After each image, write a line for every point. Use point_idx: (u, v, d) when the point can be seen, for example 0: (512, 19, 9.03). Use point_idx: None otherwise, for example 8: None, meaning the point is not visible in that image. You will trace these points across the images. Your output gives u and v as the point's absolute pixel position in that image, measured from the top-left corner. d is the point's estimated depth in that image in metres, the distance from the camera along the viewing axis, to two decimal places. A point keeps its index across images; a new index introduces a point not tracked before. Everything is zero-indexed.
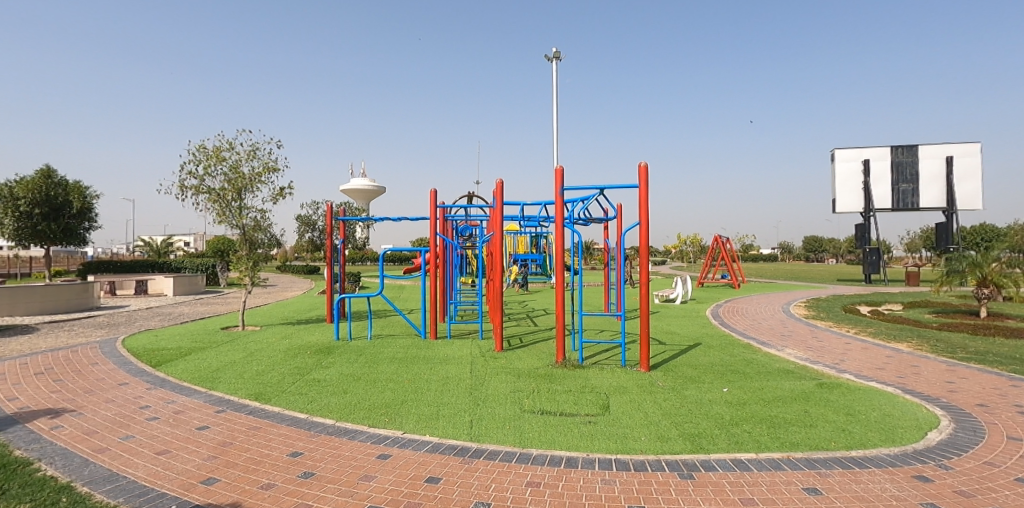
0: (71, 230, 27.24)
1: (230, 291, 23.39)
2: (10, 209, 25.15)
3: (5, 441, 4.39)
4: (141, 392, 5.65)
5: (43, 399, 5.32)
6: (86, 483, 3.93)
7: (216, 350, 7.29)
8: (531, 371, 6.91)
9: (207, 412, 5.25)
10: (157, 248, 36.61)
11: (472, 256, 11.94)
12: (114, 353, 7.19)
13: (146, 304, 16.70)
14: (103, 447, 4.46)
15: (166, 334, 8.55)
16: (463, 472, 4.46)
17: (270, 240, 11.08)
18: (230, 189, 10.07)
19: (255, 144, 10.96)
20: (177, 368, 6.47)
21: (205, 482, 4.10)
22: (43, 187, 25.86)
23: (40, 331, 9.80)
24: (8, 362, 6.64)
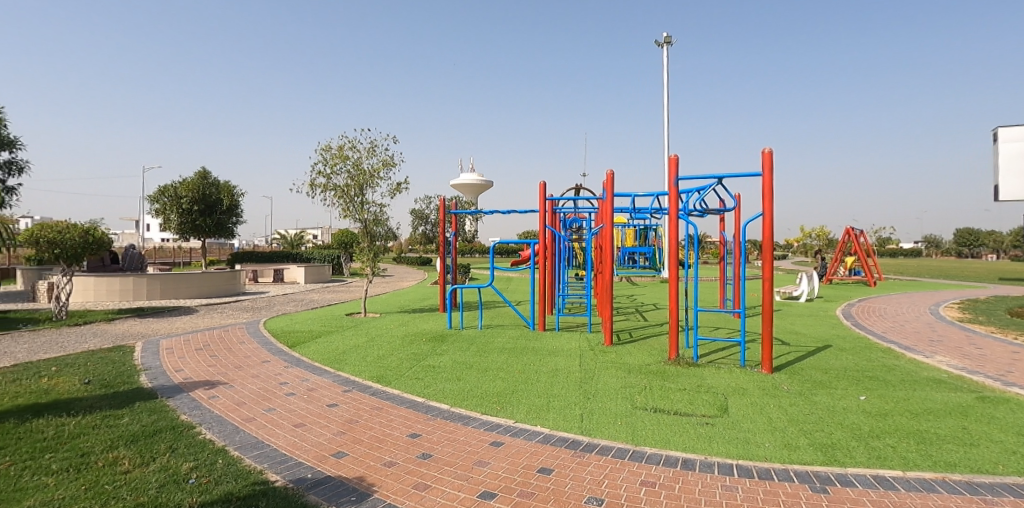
0: (221, 224, 30.82)
1: (353, 280, 25.25)
2: (174, 205, 28.98)
3: (173, 406, 5.02)
4: (280, 370, 6.19)
5: (202, 372, 6.02)
6: (238, 447, 4.43)
7: (343, 334, 7.84)
8: (642, 367, 6.67)
9: (336, 391, 5.64)
10: (292, 240, 40.69)
11: (579, 248, 11.79)
12: (258, 334, 7.99)
13: (283, 290, 18.48)
14: (251, 417, 4.95)
15: (300, 318, 9.40)
16: (575, 466, 4.39)
17: (388, 233, 11.69)
18: (353, 185, 10.80)
19: (375, 142, 11.65)
20: (310, 349, 7.05)
21: (336, 455, 4.46)
22: (198, 186, 29.49)
23: (199, 312, 11.19)
24: (176, 338, 7.64)
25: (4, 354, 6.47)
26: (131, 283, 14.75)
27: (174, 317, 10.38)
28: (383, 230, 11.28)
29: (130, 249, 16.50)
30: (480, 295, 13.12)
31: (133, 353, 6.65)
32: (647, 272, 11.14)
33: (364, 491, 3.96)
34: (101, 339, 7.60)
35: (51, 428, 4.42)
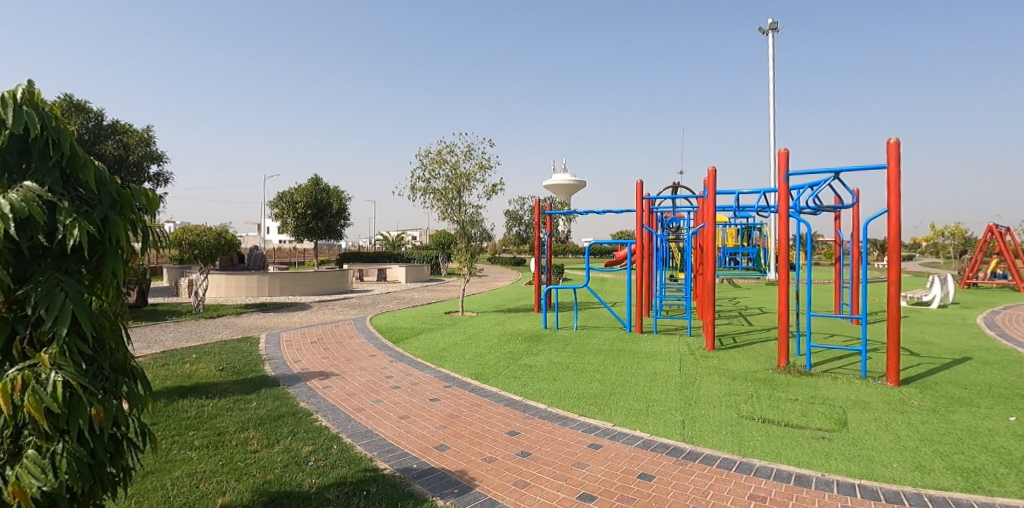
0: (331, 227, 33.14)
1: (449, 280, 26.14)
2: (292, 210, 31.54)
3: (294, 394, 5.44)
4: (386, 364, 6.53)
5: (317, 363, 6.50)
6: (350, 435, 4.72)
7: (443, 332, 8.13)
8: (747, 374, 6.30)
9: (437, 386, 5.84)
10: (393, 241, 43.02)
11: (677, 249, 11.38)
12: (365, 329, 8.50)
13: (386, 289, 19.53)
14: (361, 407, 5.25)
15: (402, 315, 9.89)
16: (677, 474, 4.22)
17: (483, 235, 11.98)
18: (451, 188, 11.20)
19: (472, 146, 12.00)
20: (412, 345, 7.38)
21: (439, 448, 4.62)
22: (312, 192, 31.93)
23: (313, 308, 12.14)
24: (296, 331, 8.33)
25: (158, 341, 7.42)
26: (255, 281, 16.23)
27: (292, 312, 11.34)
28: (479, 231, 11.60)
29: (254, 250, 18.17)
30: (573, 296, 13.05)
31: (259, 344, 7.33)
32: (751, 274, 10.51)
33: (465, 485, 4.06)
34: (234, 330, 8.47)
35: (194, 408, 4.96)
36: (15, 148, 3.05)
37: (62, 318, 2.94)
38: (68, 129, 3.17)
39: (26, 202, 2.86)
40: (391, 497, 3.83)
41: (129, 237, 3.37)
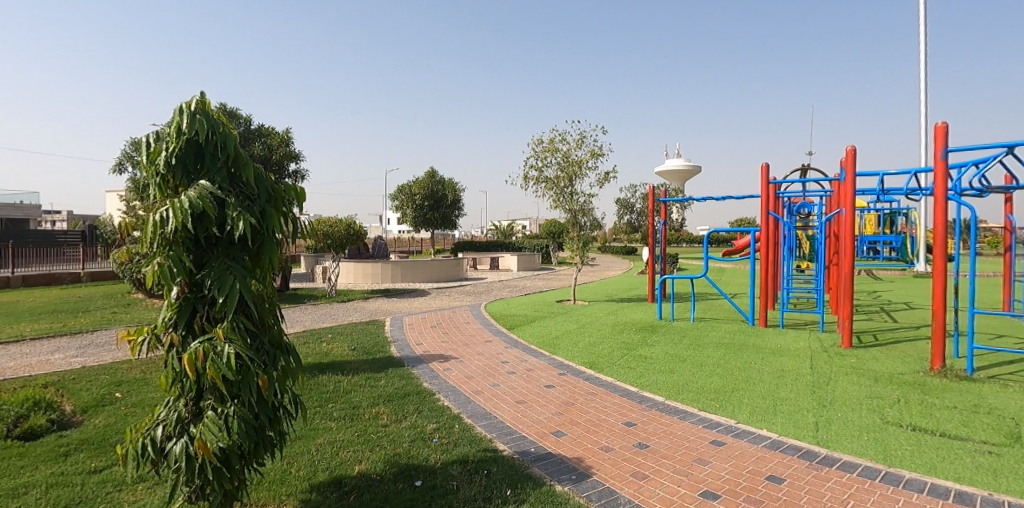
0: (446, 217, 34.44)
1: (559, 268, 26.24)
2: (410, 202, 33.43)
3: (418, 374, 5.79)
4: (502, 349, 6.75)
5: (437, 346, 6.87)
6: (471, 416, 4.94)
7: (556, 320, 8.23)
8: (892, 376, 5.68)
9: (552, 373, 5.94)
10: (505, 231, 44.10)
11: (807, 237, 10.50)
12: (481, 316, 8.84)
13: (497, 277, 20.08)
14: (479, 389, 5.48)
15: (515, 303, 10.16)
16: (811, 479, 3.91)
17: (594, 223, 11.92)
18: (563, 177, 11.30)
19: (583, 134, 11.97)
20: (526, 332, 7.57)
21: (555, 434, 4.69)
22: (428, 184, 33.37)
23: (432, 294, 12.87)
24: (418, 315, 8.89)
25: (302, 321, 8.29)
26: (379, 268, 17.34)
27: (412, 298, 12.12)
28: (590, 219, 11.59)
29: (378, 240, 19.38)
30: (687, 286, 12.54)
31: (386, 327, 7.93)
32: (896, 265, 9.41)
33: (583, 472, 4.07)
34: (363, 313, 9.24)
35: (332, 383, 5.45)
36: (192, 151, 3.45)
37: (232, 299, 3.30)
38: (231, 133, 3.51)
39: (201, 199, 3.24)
40: (512, 478, 3.95)
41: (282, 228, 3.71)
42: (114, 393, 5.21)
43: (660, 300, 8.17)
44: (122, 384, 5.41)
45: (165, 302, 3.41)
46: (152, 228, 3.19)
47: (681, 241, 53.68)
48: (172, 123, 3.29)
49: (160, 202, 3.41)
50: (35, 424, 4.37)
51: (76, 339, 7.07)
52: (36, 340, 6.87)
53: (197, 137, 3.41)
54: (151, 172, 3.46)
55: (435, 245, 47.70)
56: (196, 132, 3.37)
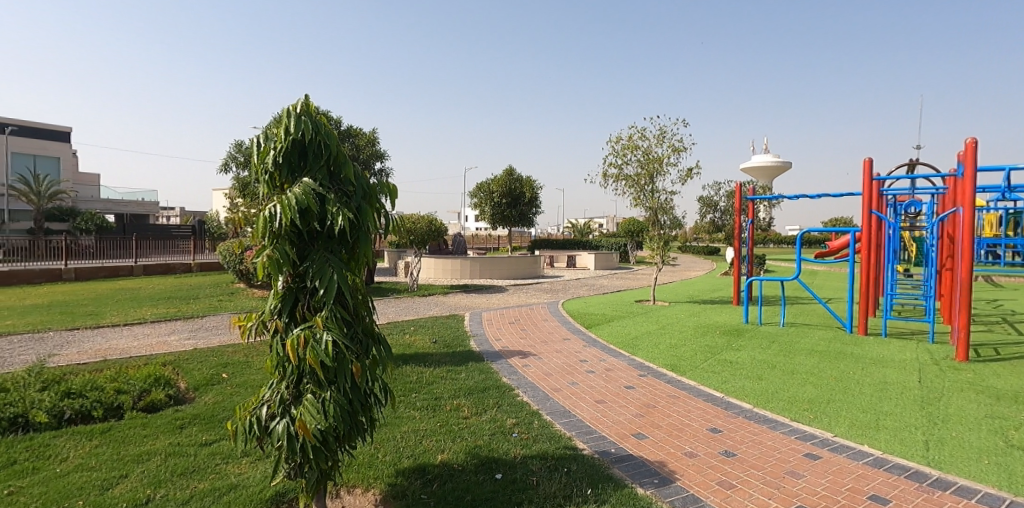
0: (525, 215, 33.19)
1: (637, 268, 25.67)
2: (487, 200, 32.73)
3: (497, 369, 5.88)
4: (580, 348, 6.72)
5: (516, 342, 6.96)
6: (550, 413, 4.95)
7: (635, 320, 8.07)
8: (1018, 395, 5.09)
9: (632, 374, 5.84)
10: (581, 229, 43.65)
11: (914, 239, 9.62)
12: (558, 314, 8.83)
13: (573, 276, 19.95)
14: (558, 387, 5.48)
15: (593, 301, 10.07)
16: (921, 501, 3.56)
17: (675, 222, 11.63)
18: (643, 174, 11.15)
19: (664, 129, 11.71)
20: (604, 331, 7.49)
21: (636, 435, 4.60)
22: (510, 182, 32.28)
23: (509, 290, 13.03)
24: (497, 311, 9.04)
25: (387, 313, 8.67)
26: (458, 264, 17.58)
27: (490, 294, 12.32)
28: (671, 218, 11.31)
29: (457, 236, 19.67)
30: (774, 289, 11.88)
31: (465, 321, 8.12)
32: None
33: (666, 476, 3.95)
34: (443, 307, 9.51)
35: (415, 374, 5.64)
36: (297, 150, 3.60)
37: (331, 290, 3.43)
38: (332, 133, 3.64)
39: (305, 196, 3.39)
40: (592, 477, 3.90)
41: (376, 223, 3.82)
42: (221, 373, 5.66)
43: (746, 303, 7.80)
44: (228, 366, 5.86)
45: (271, 292, 3.59)
46: (263, 223, 3.36)
47: (766, 241, 50.83)
48: (280, 124, 3.45)
49: (269, 199, 3.60)
50: (156, 398, 4.84)
51: (191, 323, 7.78)
52: (158, 323, 7.66)
53: (302, 137, 3.56)
54: (260, 169, 3.65)
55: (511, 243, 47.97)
56: (301, 132, 3.52)
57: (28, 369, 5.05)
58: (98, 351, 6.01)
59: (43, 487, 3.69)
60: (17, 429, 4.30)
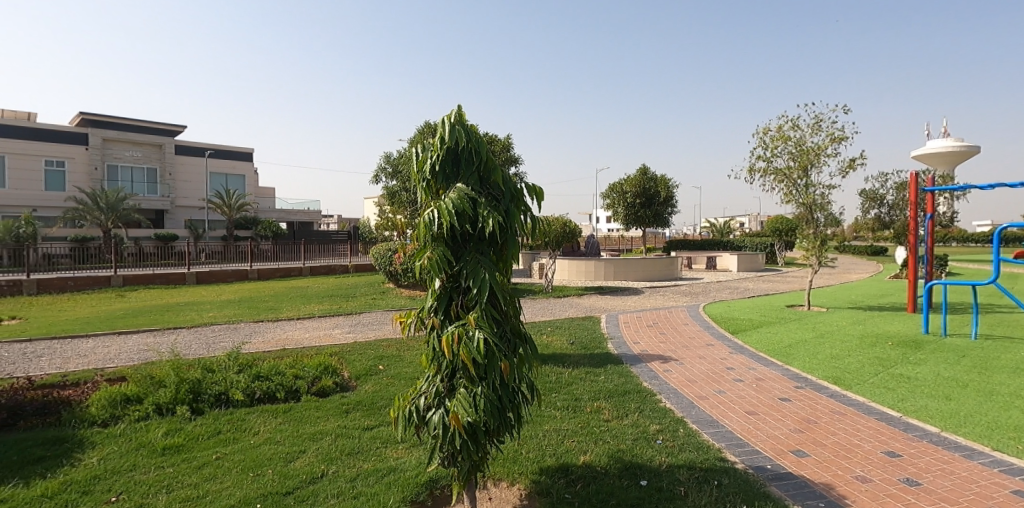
0: (657, 215, 27.18)
1: (787, 270, 23.46)
2: (622, 201, 26.86)
3: (637, 373, 5.75)
4: (725, 354, 6.33)
5: (655, 345, 6.76)
6: (696, 421, 4.70)
7: (787, 327, 7.39)
8: None
9: (787, 385, 5.38)
10: (722, 228, 40.82)
11: None
12: (699, 318, 8.40)
13: (713, 278, 18.84)
14: (704, 394, 5.21)
15: (737, 306, 9.43)
16: None
17: (833, 218, 10.60)
18: (796, 167, 10.31)
19: (820, 116, 10.71)
20: (752, 338, 6.98)
21: (795, 453, 4.18)
22: (640, 182, 26.55)
23: (645, 293, 12.66)
24: (634, 314, 8.86)
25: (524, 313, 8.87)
26: (593, 266, 17.61)
27: (624, 296, 12.12)
28: (829, 215, 10.42)
29: (590, 237, 19.59)
30: (964, 296, 10.14)
31: (601, 323, 8.07)
32: None
33: (834, 501, 3.51)
34: (578, 309, 9.54)
35: (555, 373, 5.68)
36: (450, 157, 3.74)
37: (484, 290, 3.52)
38: (482, 140, 3.73)
39: (460, 200, 3.51)
40: (746, 493, 3.59)
41: (524, 224, 3.85)
42: (378, 365, 6.18)
43: (925, 311, 6.76)
44: (383, 358, 6.39)
45: (428, 291, 3.75)
46: (423, 227, 3.53)
47: (948, 240, 43.65)
48: (436, 135, 3.61)
49: (427, 204, 3.78)
50: (326, 385, 5.42)
51: (351, 318, 8.59)
52: (325, 317, 8.59)
53: (456, 145, 3.69)
54: (418, 178, 3.85)
55: (643, 243, 46.39)
56: (455, 140, 3.64)
57: (228, 354, 5.95)
58: (280, 340, 6.89)
59: (242, 455, 4.30)
60: (221, 404, 5.08)
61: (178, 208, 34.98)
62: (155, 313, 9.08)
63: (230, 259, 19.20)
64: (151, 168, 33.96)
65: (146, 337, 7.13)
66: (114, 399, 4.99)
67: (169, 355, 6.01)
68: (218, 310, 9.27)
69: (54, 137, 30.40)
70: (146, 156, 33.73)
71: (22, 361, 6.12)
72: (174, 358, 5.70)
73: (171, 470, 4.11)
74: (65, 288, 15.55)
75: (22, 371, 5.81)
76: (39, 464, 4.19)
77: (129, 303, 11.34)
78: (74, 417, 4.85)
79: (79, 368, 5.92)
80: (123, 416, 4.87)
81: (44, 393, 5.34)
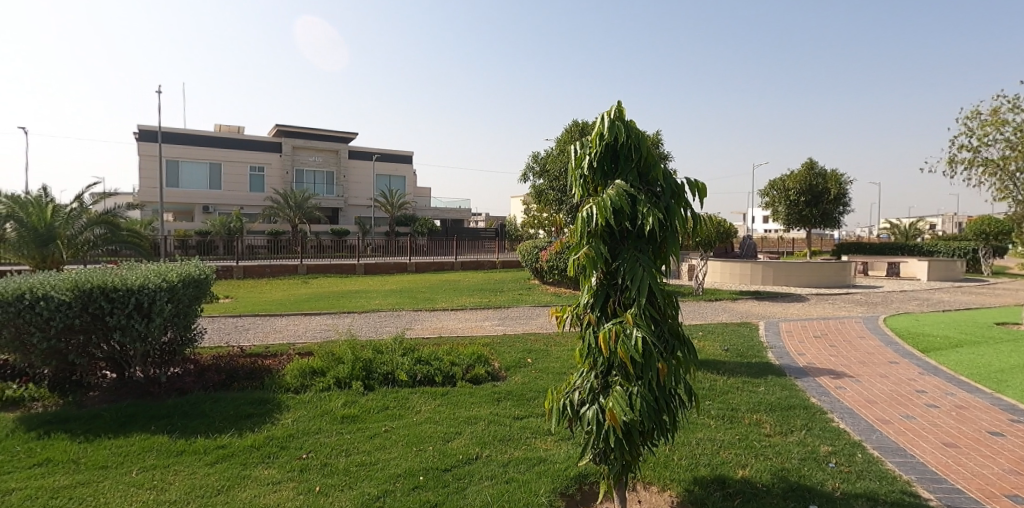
0: (825, 214, 24.43)
1: (998, 281, 19.56)
2: (783, 198, 24.60)
3: (803, 388, 5.31)
4: (914, 375, 5.56)
5: (824, 360, 6.16)
6: (876, 447, 4.17)
7: (999, 349, 6.21)
8: None
9: (999, 417, 4.54)
10: (906, 230, 35.35)
11: None
12: (878, 331, 7.43)
13: (893, 287, 16.45)
14: (886, 419, 4.62)
15: (927, 320, 8.17)
16: None
17: None
18: (1013, 156, 8.67)
19: None
20: (949, 359, 6.00)
21: (1011, 497, 3.49)
22: (805, 177, 24.09)
23: (809, 301, 11.52)
24: (796, 323, 8.13)
25: None
26: (749, 269, 16.49)
27: (784, 303, 11.16)
28: None
29: (746, 238, 18.27)
30: None
31: (759, 331, 7.54)
32: None
33: None
34: (732, 315, 8.98)
35: (709, 381, 5.47)
36: (609, 155, 3.65)
37: (642, 289, 3.41)
38: (643, 135, 3.58)
39: (619, 198, 3.42)
40: None
41: (685, 222, 3.64)
42: (526, 358, 6.41)
43: None
44: (531, 352, 6.60)
45: (585, 288, 3.75)
46: (580, 224, 3.49)
47: None
48: (595, 131, 3.55)
49: (585, 202, 3.74)
50: (479, 373, 5.74)
51: (500, 312, 9.02)
52: (476, 309, 9.12)
53: (614, 141, 3.60)
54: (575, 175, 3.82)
55: (806, 247, 41.93)
56: (614, 137, 3.55)
57: (394, 338, 6.59)
58: (436, 329, 7.45)
59: (406, 430, 4.72)
60: (388, 383, 5.63)
61: (350, 207, 39.56)
62: (332, 298, 10.35)
63: (392, 253, 21.23)
64: (330, 172, 38.84)
65: (327, 319, 8.15)
66: (304, 371, 5.78)
67: (346, 335, 6.81)
68: (382, 299, 10.29)
69: (253, 146, 35.94)
70: (325, 161, 38.61)
71: (236, 333, 7.37)
72: (350, 339, 6.45)
73: (348, 436, 4.65)
74: (265, 274, 18.42)
75: (235, 341, 7.00)
76: (249, 420, 5.00)
77: (311, 289, 13.06)
78: (274, 383, 5.72)
79: (276, 341, 6.96)
80: (310, 385, 5.62)
81: (252, 361, 6.39)
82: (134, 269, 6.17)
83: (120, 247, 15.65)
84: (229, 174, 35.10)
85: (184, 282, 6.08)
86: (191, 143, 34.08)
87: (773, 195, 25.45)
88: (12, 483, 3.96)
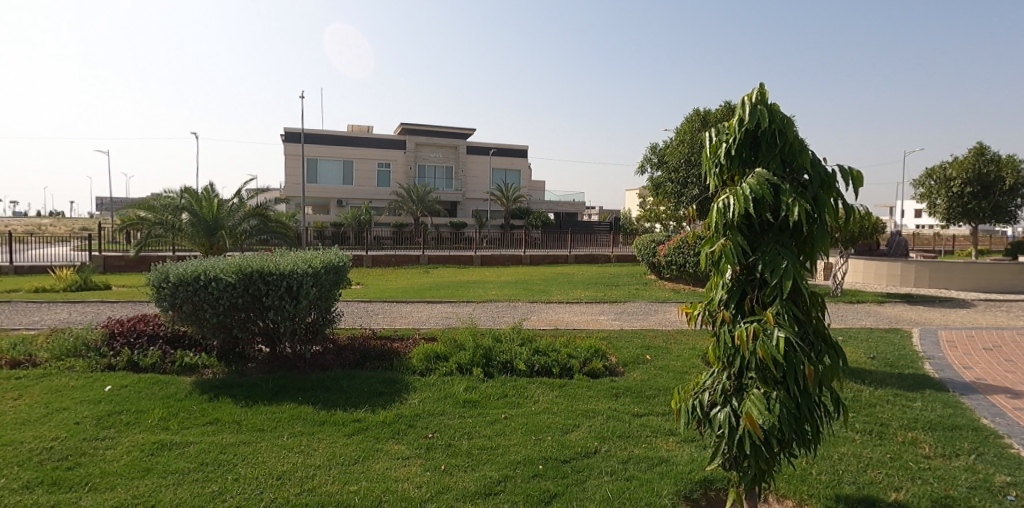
0: (997, 207, 21.03)
1: None
2: (943, 190, 21.56)
3: (971, 407, 4.68)
4: None
5: (998, 376, 5.36)
6: None
7: None
8: None
9: None
10: None
11: None
12: None
13: None
14: None
15: None
16: None
17: None
18: None
19: None
20: None
21: None
22: (971, 165, 20.89)
23: (977, 307, 10.03)
24: (958, 331, 7.14)
25: None
26: (899, 269, 14.73)
27: (943, 308, 9.83)
28: None
29: (895, 235, 16.30)
30: None
31: (912, 340, 6.73)
32: None
33: None
34: (878, 320, 8.10)
35: (853, 391, 5.03)
36: (748, 141, 3.36)
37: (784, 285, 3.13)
38: (789, 118, 3.23)
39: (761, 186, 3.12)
40: None
41: (835, 215, 3.26)
42: (645, 354, 6.30)
43: None
44: (650, 349, 6.47)
45: (717, 283, 3.52)
46: (716, 214, 3.23)
47: None
48: (735, 116, 3.26)
49: (719, 192, 3.49)
50: (596, 367, 5.75)
51: (616, 306, 8.94)
52: (592, 303, 9.11)
53: (755, 126, 3.30)
54: (709, 163, 3.58)
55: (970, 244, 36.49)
56: (755, 121, 3.26)
57: (513, 328, 6.79)
58: (553, 321, 7.57)
59: (526, 418, 4.85)
60: (507, 371, 5.83)
61: (467, 200, 41.26)
62: (452, 287, 10.90)
63: (506, 245, 21.85)
64: (448, 167, 40.82)
65: (448, 307, 8.59)
66: (429, 355, 6.16)
67: (467, 324, 7.14)
68: (499, 290, 10.63)
69: (378, 144, 38.65)
70: (444, 156, 40.75)
71: (367, 316, 8.05)
72: (471, 327, 6.77)
73: (469, 420, 4.89)
74: (391, 262, 19.87)
75: (367, 324, 7.64)
76: (381, 397, 5.44)
77: (431, 278, 13.89)
78: (402, 364, 6.16)
79: (403, 326, 7.49)
80: (434, 369, 5.98)
81: (382, 343, 6.95)
82: (284, 256, 6.95)
83: (271, 236, 17.74)
84: (358, 169, 38.19)
85: (326, 268, 6.73)
86: (325, 142, 37.48)
87: (931, 186, 22.41)
88: (191, 436, 4.68)
